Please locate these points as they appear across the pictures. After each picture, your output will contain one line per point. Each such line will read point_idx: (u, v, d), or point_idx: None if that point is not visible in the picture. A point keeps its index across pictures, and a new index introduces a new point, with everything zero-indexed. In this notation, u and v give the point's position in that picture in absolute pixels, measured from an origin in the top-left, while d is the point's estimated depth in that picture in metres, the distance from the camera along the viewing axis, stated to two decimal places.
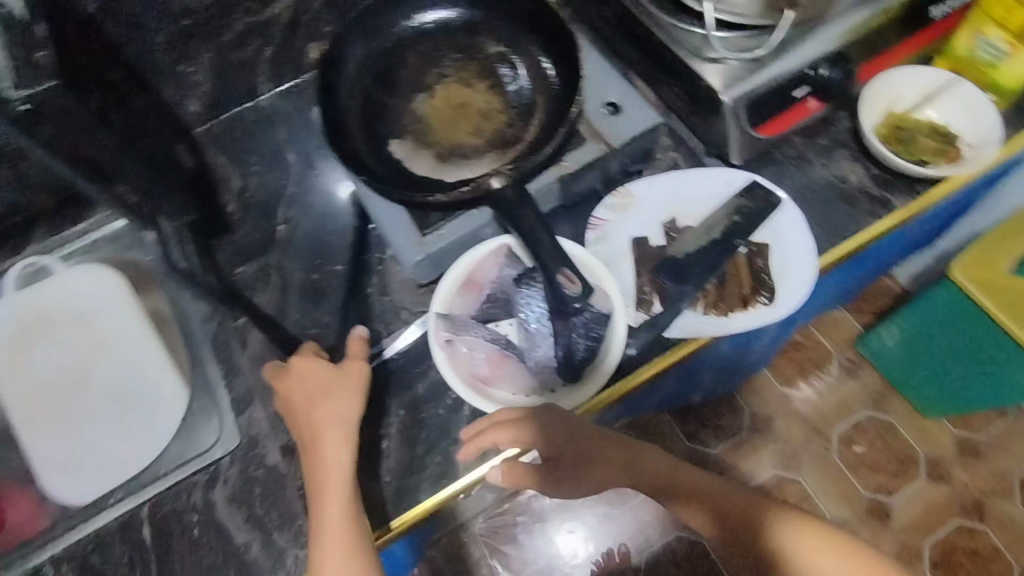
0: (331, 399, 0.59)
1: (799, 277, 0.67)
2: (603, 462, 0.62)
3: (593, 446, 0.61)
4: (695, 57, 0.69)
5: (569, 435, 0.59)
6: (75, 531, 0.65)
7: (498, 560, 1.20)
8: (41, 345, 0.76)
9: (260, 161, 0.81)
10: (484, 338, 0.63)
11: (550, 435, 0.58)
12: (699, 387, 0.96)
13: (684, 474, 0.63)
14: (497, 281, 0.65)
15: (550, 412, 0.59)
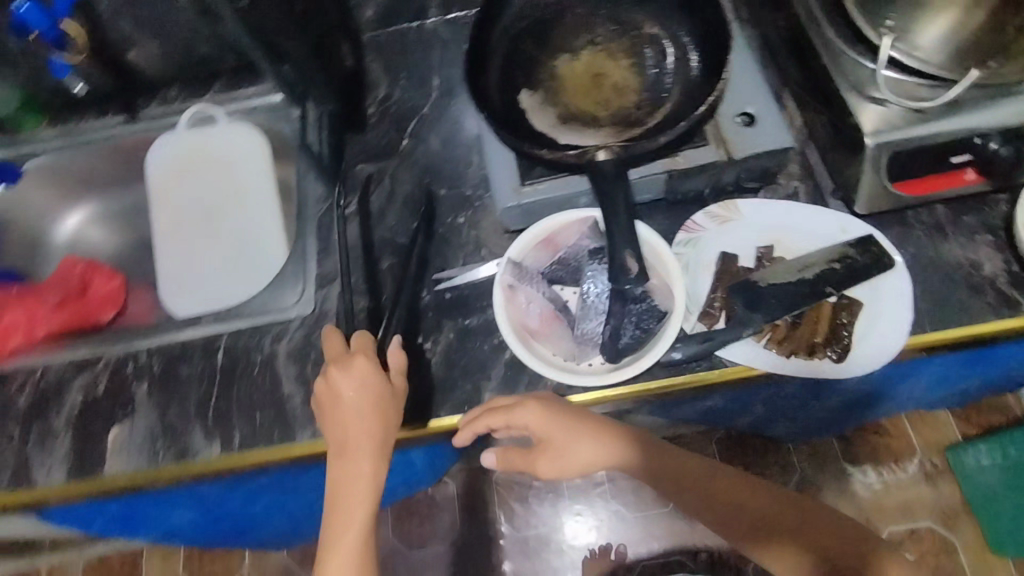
0: (375, 414, 0.62)
1: (881, 345, 0.63)
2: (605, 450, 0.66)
3: (597, 433, 0.66)
4: (854, 92, 0.65)
5: (567, 425, 0.63)
6: (171, 333, 0.77)
7: (513, 509, 1.38)
8: (193, 182, 0.92)
9: (409, 76, 0.87)
10: (544, 295, 0.66)
11: (551, 422, 0.62)
12: (752, 411, 0.95)
13: (708, 475, 0.70)
14: (574, 248, 0.67)
15: (543, 404, 0.62)
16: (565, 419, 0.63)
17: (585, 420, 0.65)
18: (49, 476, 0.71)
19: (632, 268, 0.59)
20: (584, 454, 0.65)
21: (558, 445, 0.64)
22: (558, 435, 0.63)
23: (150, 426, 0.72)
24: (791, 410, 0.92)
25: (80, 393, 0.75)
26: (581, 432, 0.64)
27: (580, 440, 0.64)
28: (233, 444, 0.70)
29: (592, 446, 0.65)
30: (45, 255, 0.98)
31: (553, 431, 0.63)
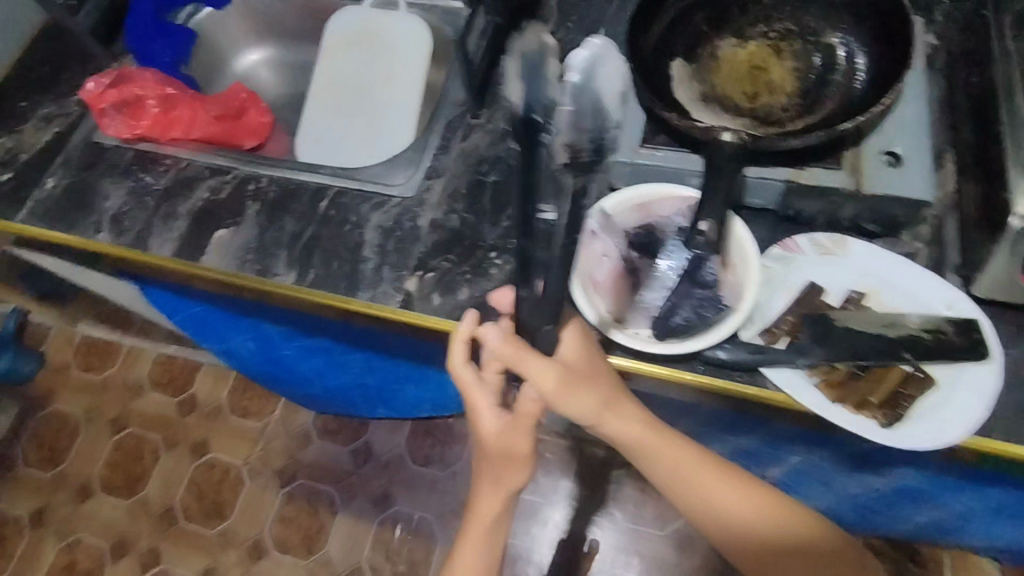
0: (503, 460, 0.70)
1: (938, 430, 0.59)
2: (619, 414, 0.67)
3: (613, 389, 0.66)
4: (1021, 169, 0.58)
5: (593, 356, 0.64)
6: (291, 171, 0.86)
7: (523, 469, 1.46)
8: (357, 55, 1.01)
9: (580, 20, 0.90)
10: (620, 253, 0.67)
11: (577, 350, 0.62)
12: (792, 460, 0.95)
13: (708, 476, 0.71)
14: (666, 220, 0.67)
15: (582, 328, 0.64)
16: (592, 349, 0.64)
17: (601, 360, 0.65)
18: (160, 248, 0.83)
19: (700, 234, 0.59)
20: (598, 402, 0.64)
21: (584, 390, 0.63)
22: (581, 369, 0.63)
23: (248, 240, 0.82)
24: (834, 473, 0.93)
25: (206, 193, 0.86)
26: (600, 369, 0.64)
27: (598, 389, 0.64)
28: (306, 280, 0.78)
29: (608, 401, 0.66)
30: (220, 77, 1.11)
31: (576, 363, 0.62)
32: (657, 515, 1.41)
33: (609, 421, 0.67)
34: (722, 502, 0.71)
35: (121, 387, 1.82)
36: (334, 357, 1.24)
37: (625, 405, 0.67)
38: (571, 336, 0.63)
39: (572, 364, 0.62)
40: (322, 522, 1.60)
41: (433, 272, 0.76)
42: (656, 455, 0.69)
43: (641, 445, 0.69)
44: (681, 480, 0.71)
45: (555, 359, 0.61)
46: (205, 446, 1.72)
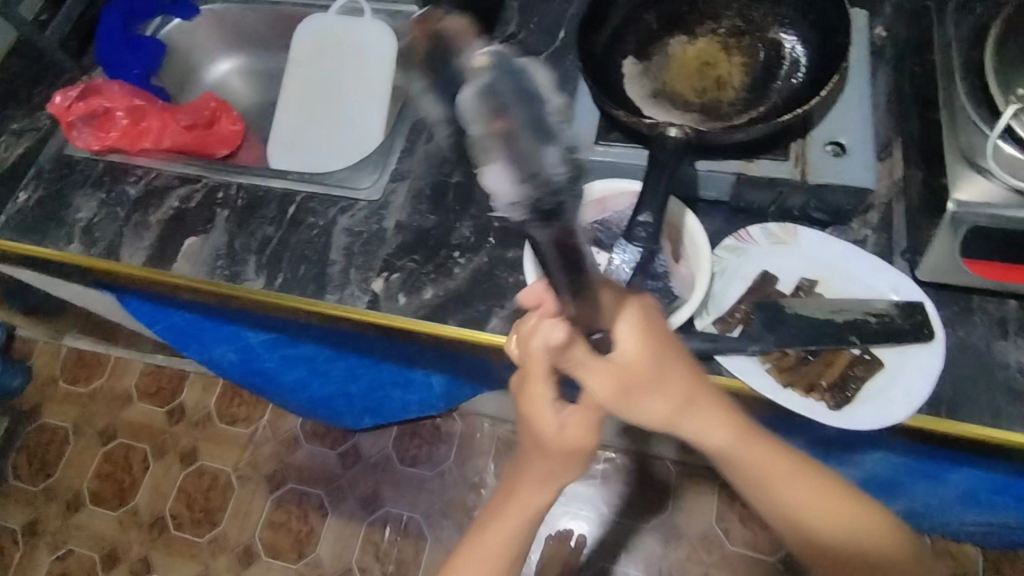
0: (548, 457, 0.62)
1: (883, 411, 0.61)
2: (702, 413, 0.59)
3: (690, 389, 0.58)
4: (960, 157, 0.61)
5: (658, 353, 0.55)
6: (260, 178, 0.87)
7: None
8: (324, 61, 1.02)
9: (540, 23, 0.91)
10: None
11: (644, 344, 0.55)
12: None
13: (799, 489, 0.61)
14: (620, 215, 0.70)
15: (649, 322, 0.55)
16: (660, 343, 0.55)
17: (673, 355, 0.58)
18: (132, 257, 0.84)
19: (640, 234, 0.60)
20: (672, 399, 0.58)
21: (652, 389, 0.57)
22: (651, 364, 0.56)
23: (218, 246, 0.83)
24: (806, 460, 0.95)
25: (176, 202, 0.87)
26: (670, 369, 0.57)
27: (672, 384, 0.58)
28: (274, 284, 0.80)
29: (686, 399, 0.58)
30: (191, 87, 1.12)
31: (641, 360, 0.54)
32: (643, 508, 1.42)
33: (690, 423, 0.59)
34: (818, 521, 0.61)
35: (109, 398, 1.83)
36: (318, 365, 1.24)
37: (709, 404, 0.60)
38: (639, 327, 0.54)
39: (638, 360, 0.54)
40: (312, 525, 1.61)
41: (399, 273, 0.78)
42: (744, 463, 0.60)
43: (725, 450, 0.61)
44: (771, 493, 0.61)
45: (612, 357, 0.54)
46: (194, 455, 1.73)
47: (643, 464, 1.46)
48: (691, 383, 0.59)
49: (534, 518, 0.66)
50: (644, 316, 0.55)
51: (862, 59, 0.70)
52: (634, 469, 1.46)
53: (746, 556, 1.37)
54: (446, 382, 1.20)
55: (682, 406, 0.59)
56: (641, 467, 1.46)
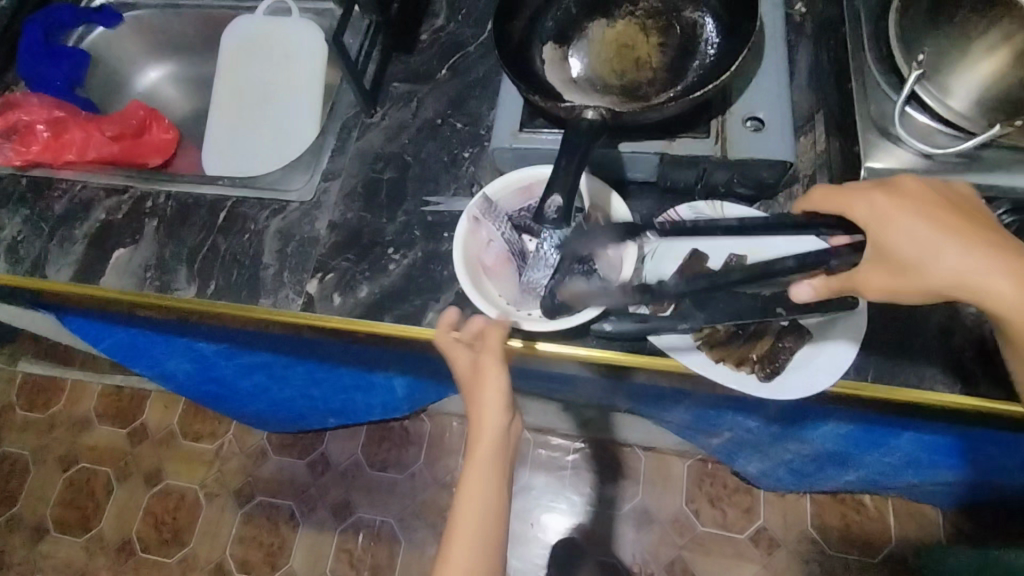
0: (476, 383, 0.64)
1: (811, 378, 0.62)
2: (989, 269, 0.52)
3: (985, 250, 0.52)
4: (872, 125, 0.63)
5: (933, 224, 0.53)
6: (189, 185, 0.85)
7: None
8: (255, 64, 1.00)
9: (469, 13, 0.90)
10: (504, 236, 0.69)
11: (924, 214, 0.53)
12: (722, 426, 0.98)
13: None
14: None
15: (910, 198, 0.53)
16: (940, 210, 0.54)
17: (954, 229, 0.53)
18: (58, 274, 0.82)
19: (552, 210, 0.60)
20: (956, 265, 0.52)
21: (934, 260, 0.52)
22: (925, 234, 0.52)
23: (147, 257, 0.81)
24: (761, 436, 0.96)
25: (103, 214, 0.85)
26: (953, 237, 0.52)
27: (951, 249, 0.52)
28: (207, 292, 0.78)
29: (971, 258, 0.52)
30: (121, 97, 1.09)
31: (920, 230, 0.52)
32: (614, 495, 1.43)
33: (1000, 289, 0.52)
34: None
35: (68, 423, 1.77)
36: (276, 371, 1.15)
37: (998, 260, 0.52)
38: (908, 200, 0.54)
39: (916, 234, 0.53)
40: (283, 537, 1.59)
41: (333, 273, 0.76)
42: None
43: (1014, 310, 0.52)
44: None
45: (889, 241, 0.53)
46: (158, 474, 1.69)
47: (612, 452, 1.47)
48: (978, 237, 0.53)
49: (501, 474, 0.64)
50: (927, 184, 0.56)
51: (778, 33, 0.71)
52: (604, 458, 1.46)
53: (717, 535, 1.38)
54: (409, 385, 1.10)
55: (962, 268, 0.52)
56: (610, 455, 1.46)
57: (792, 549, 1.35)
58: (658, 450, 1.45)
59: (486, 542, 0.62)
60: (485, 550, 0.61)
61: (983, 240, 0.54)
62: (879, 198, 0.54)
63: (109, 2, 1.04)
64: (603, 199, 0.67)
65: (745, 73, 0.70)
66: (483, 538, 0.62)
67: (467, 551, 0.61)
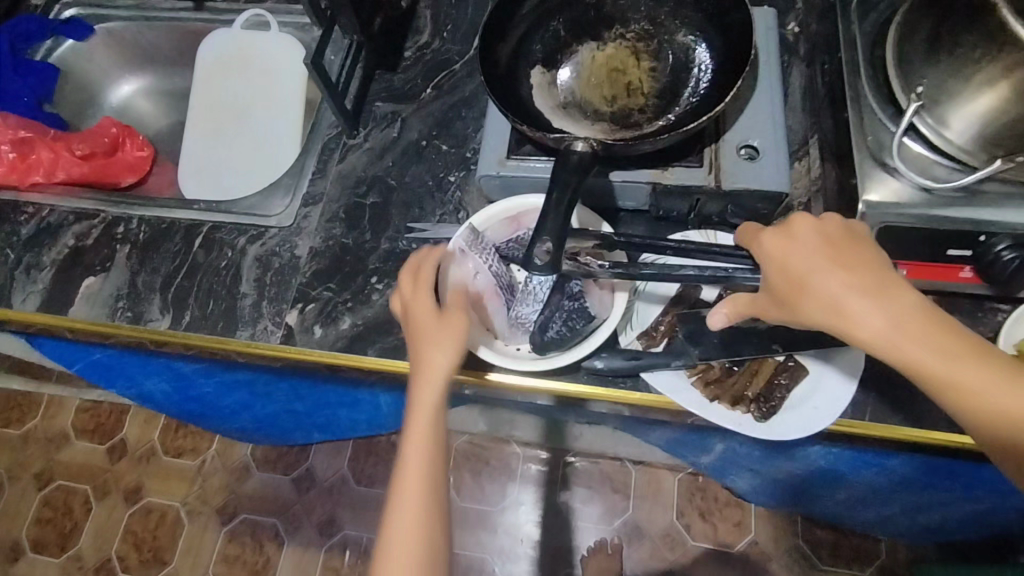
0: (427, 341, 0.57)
1: (808, 418, 0.61)
2: (857, 308, 0.48)
3: (870, 291, 0.49)
4: (869, 156, 0.61)
5: (814, 261, 0.50)
6: (163, 210, 0.82)
7: (463, 482, 1.45)
8: (233, 80, 0.97)
9: (454, 29, 0.87)
10: (491, 270, 0.64)
11: (809, 254, 0.51)
12: (713, 450, 0.96)
13: (991, 376, 0.46)
14: None
15: (797, 237, 0.52)
16: (822, 249, 0.51)
17: (842, 266, 0.50)
18: (24, 303, 0.78)
19: (541, 260, 0.54)
20: (836, 299, 0.49)
21: (804, 300, 0.50)
22: (793, 277, 0.51)
23: (119, 286, 0.78)
24: (752, 461, 0.94)
25: (72, 239, 0.81)
26: (835, 276, 0.49)
27: (818, 290, 0.49)
28: (181, 323, 0.75)
29: (843, 296, 0.49)
30: (94, 111, 1.06)
31: (790, 271, 0.51)
32: (604, 511, 1.41)
33: (879, 335, 0.48)
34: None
35: (44, 440, 1.72)
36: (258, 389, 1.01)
37: (882, 302, 0.48)
38: (796, 240, 0.52)
39: (785, 276, 0.51)
40: (267, 556, 1.55)
41: (314, 303, 0.73)
42: (921, 365, 0.47)
43: (894, 352, 0.47)
44: (964, 402, 0.46)
45: (767, 279, 0.52)
46: (138, 492, 1.65)
47: (602, 466, 1.45)
48: (856, 277, 0.49)
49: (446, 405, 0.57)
50: (825, 221, 0.53)
51: (771, 59, 0.69)
52: (595, 473, 1.44)
53: (708, 550, 1.37)
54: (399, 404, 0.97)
55: (832, 309, 0.49)
56: (601, 469, 1.44)
57: (782, 564, 1.34)
58: (649, 464, 1.43)
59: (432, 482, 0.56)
60: (430, 509, 0.55)
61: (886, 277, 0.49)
62: (766, 241, 0.53)
63: (79, 14, 0.98)
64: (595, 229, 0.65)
65: (739, 99, 0.68)
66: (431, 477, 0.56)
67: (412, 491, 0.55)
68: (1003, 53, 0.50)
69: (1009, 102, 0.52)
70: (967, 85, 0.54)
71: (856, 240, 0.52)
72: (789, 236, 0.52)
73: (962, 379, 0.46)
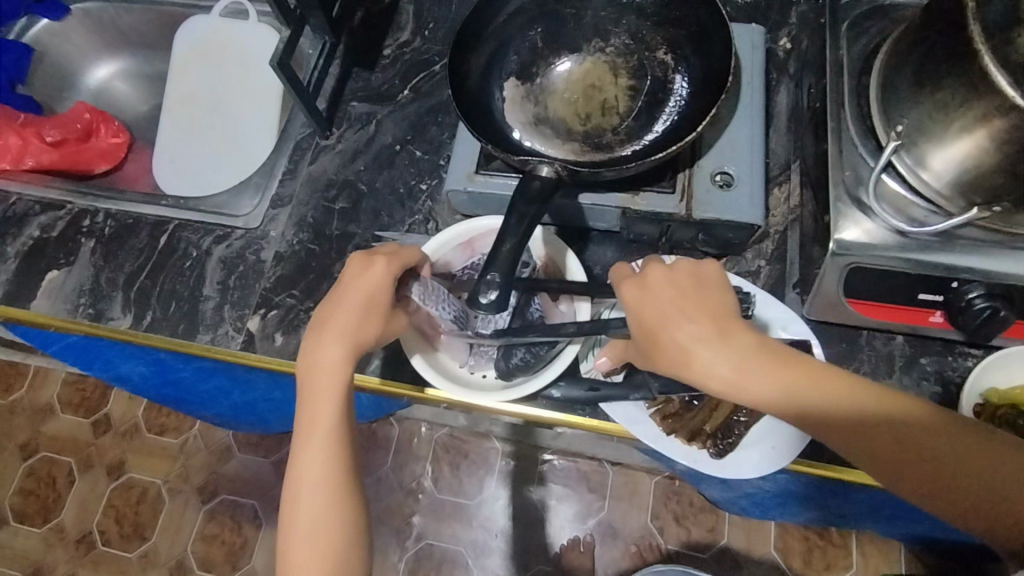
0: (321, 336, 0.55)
1: (762, 457, 0.60)
2: (707, 359, 0.50)
3: (717, 336, 0.50)
4: (846, 192, 0.58)
5: (663, 312, 0.51)
6: (130, 204, 0.81)
7: (436, 474, 1.39)
8: (213, 69, 0.96)
9: (436, 27, 0.84)
10: (448, 315, 0.60)
11: (658, 306, 0.51)
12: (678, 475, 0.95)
13: (834, 397, 0.49)
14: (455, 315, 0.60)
15: (648, 287, 0.52)
16: (672, 298, 0.51)
17: (690, 315, 0.51)
18: None
19: (488, 299, 0.52)
20: (686, 349, 0.50)
21: (661, 352, 0.51)
22: (646, 331, 0.51)
23: (82, 281, 0.77)
24: (712, 489, 0.94)
25: (38, 230, 0.80)
26: (682, 323, 0.50)
27: (671, 343, 0.50)
28: (142, 323, 0.74)
29: (694, 343, 0.50)
30: (70, 94, 1.03)
31: (647, 322, 0.51)
32: (579, 511, 1.34)
33: (729, 380, 0.49)
34: (871, 424, 0.49)
35: (29, 411, 1.59)
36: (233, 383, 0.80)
37: (728, 346, 0.50)
38: (647, 292, 0.52)
39: (641, 329, 0.51)
40: (245, 537, 1.44)
41: (276, 310, 0.72)
42: (770, 402, 0.49)
43: (747, 394, 0.49)
44: (815, 424, 0.49)
45: (630, 331, 0.53)
46: (121, 469, 1.52)
47: (584, 466, 1.37)
48: (703, 324, 0.50)
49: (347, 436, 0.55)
50: (676, 265, 0.53)
51: (753, 84, 0.67)
52: (572, 471, 1.36)
53: (682, 555, 1.31)
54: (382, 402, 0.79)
55: (686, 360, 0.50)
56: (577, 468, 1.36)
57: None
58: (627, 465, 1.35)
59: (332, 512, 0.53)
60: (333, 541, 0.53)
61: (729, 322, 0.51)
62: (622, 292, 0.53)
63: None
64: (559, 253, 0.63)
65: (717, 123, 0.65)
66: (335, 478, 0.53)
67: (313, 515, 0.53)
68: (979, 102, 0.47)
69: (986, 151, 0.49)
70: (947, 127, 0.51)
71: (705, 285, 0.52)
72: (640, 287, 0.52)
73: (811, 406, 0.49)
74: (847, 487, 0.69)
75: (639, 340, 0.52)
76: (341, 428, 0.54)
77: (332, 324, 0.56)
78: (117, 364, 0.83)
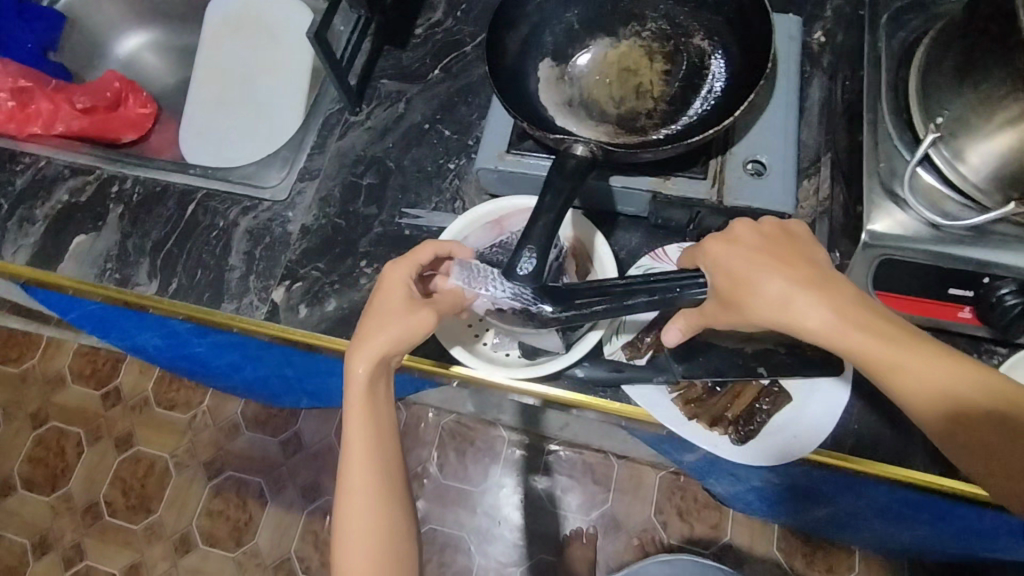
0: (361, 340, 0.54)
1: (781, 447, 0.60)
2: (800, 305, 0.50)
3: (811, 286, 0.51)
4: (880, 183, 0.58)
5: (756, 262, 0.52)
6: (159, 172, 0.81)
7: (442, 459, 1.40)
8: (243, 43, 0.96)
9: (469, 9, 0.84)
10: (506, 293, 0.55)
11: (749, 257, 0.52)
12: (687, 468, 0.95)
13: (929, 359, 0.48)
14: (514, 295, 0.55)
15: (739, 241, 0.54)
16: (764, 251, 0.53)
17: (784, 267, 0.52)
18: (14, 256, 0.77)
19: (524, 270, 0.54)
20: (779, 295, 0.51)
21: (752, 299, 0.51)
22: (737, 279, 0.52)
23: (109, 247, 0.77)
24: (722, 483, 0.94)
25: (66, 194, 0.80)
26: (775, 272, 0.51)
27: (765, 288, 0.51)
28: (168, 290, 0.74)
29: (788, 291, 0.51)
30: (98, 64, 1.04)
31: (739, 270, 0.52)
32: (583, 502, 1.34)
33: (822, 326, 0.50)
34: (967, 389, 0.47)
35: (40, 381, 1.60)
36: (255, 355, 0.80)
37: (823, 296, 0.51)
38: (739, 245, 0.53)
39: (732, 279, 0.52)
40: (250, 514, 1.45)
41: (301, 282, 0.73)
42: (863, 352, 0.49)
43: (838, 340, 0.50)
44: (908, 382, 0.48)
45: (714, 284, 0.54)
46: (129, 441, 1.53)
47: (590, 458, 1.37)
48: (798, 274, 0.51)
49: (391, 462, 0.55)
50: (764, 223, 0.55)
51: (788, 74, 0.67)
52: (578, 461, 1.37)
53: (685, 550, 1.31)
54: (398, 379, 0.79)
55: (780, 305, 0.51)
56: (583, 460, 1.37)
57: None
58: (633, 459, 1.35)
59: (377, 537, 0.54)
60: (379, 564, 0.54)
61: (823, 276, 0.52)
62: (712, 246, 0.54)
63: None
64: (587, 234, 0.64)
65: (751, 112, 0.65)
66: (378, 506, 0.54)
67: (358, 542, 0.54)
68: None
69: None
70: (989, 120, 0.51)
71: (795, 242, 0.54)
72: (731, 242, 0.54)
73: (905, 361, 0.48)
74: (863, 483, 0.69)
75: (728, 292, 0.52)
76: (382, 454, 0.55)
77: (367, 317, 0.55)
78: (137, 333, 0.84)
